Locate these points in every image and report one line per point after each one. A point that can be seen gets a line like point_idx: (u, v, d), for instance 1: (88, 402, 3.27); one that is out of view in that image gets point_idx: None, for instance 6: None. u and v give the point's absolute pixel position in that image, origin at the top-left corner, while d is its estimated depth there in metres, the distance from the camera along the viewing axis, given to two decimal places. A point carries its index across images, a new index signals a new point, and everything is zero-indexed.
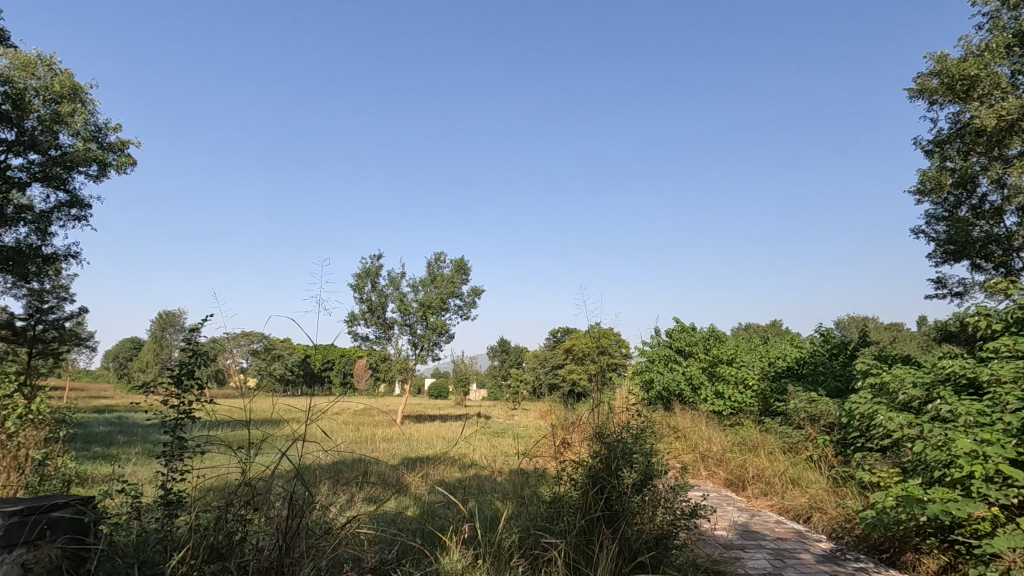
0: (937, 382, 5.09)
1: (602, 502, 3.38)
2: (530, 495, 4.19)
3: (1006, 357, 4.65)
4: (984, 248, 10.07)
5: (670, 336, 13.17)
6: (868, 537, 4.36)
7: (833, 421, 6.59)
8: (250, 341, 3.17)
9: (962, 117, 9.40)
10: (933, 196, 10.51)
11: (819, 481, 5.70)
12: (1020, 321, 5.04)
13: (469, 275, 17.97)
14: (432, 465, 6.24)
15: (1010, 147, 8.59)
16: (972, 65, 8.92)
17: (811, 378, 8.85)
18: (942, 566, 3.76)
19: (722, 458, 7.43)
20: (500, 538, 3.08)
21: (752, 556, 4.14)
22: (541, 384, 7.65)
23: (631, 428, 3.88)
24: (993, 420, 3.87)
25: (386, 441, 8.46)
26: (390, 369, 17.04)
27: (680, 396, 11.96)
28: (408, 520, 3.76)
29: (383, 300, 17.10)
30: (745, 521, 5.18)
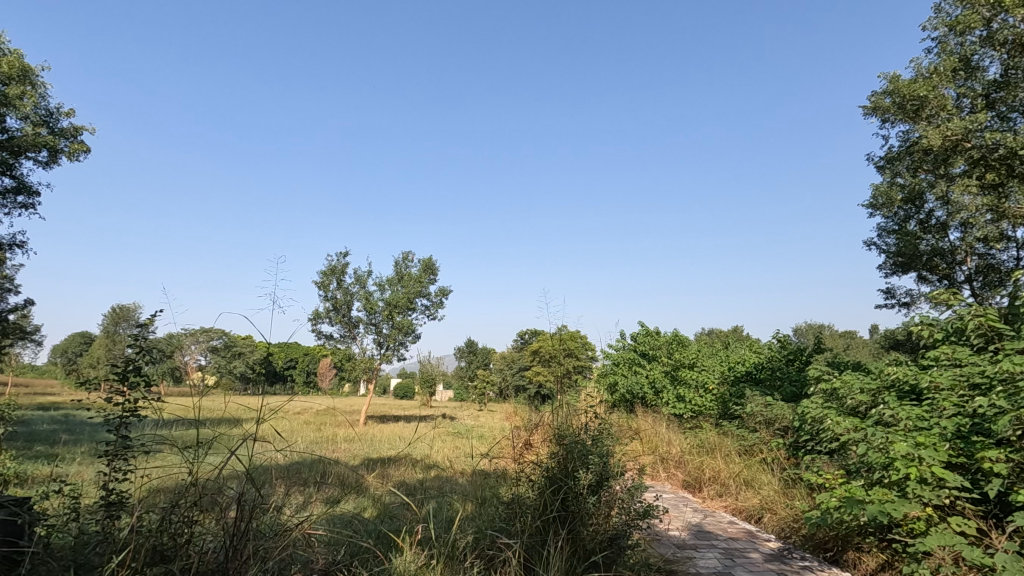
0: (883, 389, 5.33)
1: (559, 502, 3.42)
2: (490, 495, 4.19)
3: (945, 364, 4.90)
4: (930, 261, 10.58)
5: (635, 340, 13.40)
6: (814, 536, 4.54)
7: (787, 425, 6.82)
8: (210, 337, 3.09)
9: (911, 136, 9.86)
10: (884, 210, 10.97)
11: (771, 483, 5.87)
12: (958, 331, 5.32)
13: (436, 275, 17.88)
14: (392, 466, 6.18)
15: (954, 166, 9.02)
16: (921, 87, 9.36)
17: (769, 382, 9.11)
18: (880, 564, 3.92)
19: (681, 460, 7.59)
20: (456, 539, 3.07)
21: (704, 555, 4.25)
22: (506, 384, 7.67)
23: (590, 430, 3.95)
24: (930, 424, 4.08)
25: (347, 441, 8.34)
26: (355, 368, 16.79)
27: (643, 399, 12.16)
28: (364, 522, 3.71)
29: (348, 298, 16.85)
30: (700, 521, 5.30)
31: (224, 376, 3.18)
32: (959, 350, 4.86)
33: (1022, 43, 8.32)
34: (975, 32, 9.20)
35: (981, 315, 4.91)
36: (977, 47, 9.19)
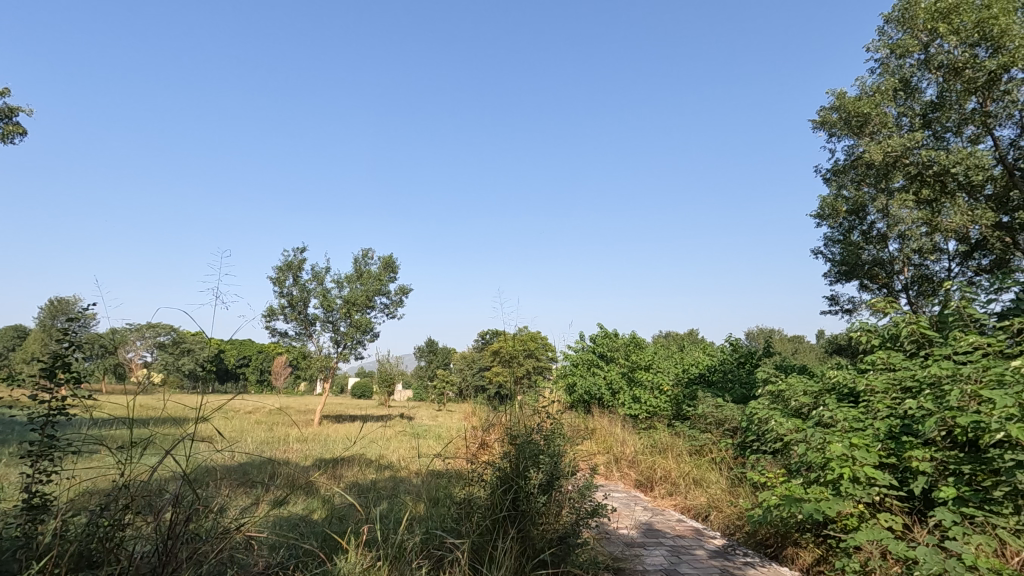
0: (824, 391, 5.58)
1: (509, 502, 3.44)
2: (443, 496, 4.18)
3: (881, 369, 5.17)
4: (871, 270, 11.05)
5: (594, 341, 13.57)
6: (756, 533, 4.70)
7: (735, 425, 7.07)
8: (156, 333, 3.00)
9: (855, 150, 10.37)
10: (830, 221, 11.43)
11: (719, 482, 6.03)
12: (893, 337, 5.63)
13: (397, 274, 17.67)
14: (345, 466, 6.07)
15: (894, 180, 9.59)
16: (865, 104, 9.82)
17: (720, 385, 9.40)
18: (816, 559, 4.08)
19: (634, 460, 7.74)
20: (403, 540, 3.04)
21: (651, 553, 4.35)
22: (465, 384, 7.65)
23: (544, 430, 4.00)
24: (865, 425, 4.30)
25: (300, 441, 8.14)
26: (310, 366, 16.42)
27: (600, 399, 12.33)
28: (311, 524, 3.62)
29: (305, 295, 16.46)
30: (649, 520, 5.41)
31: (172, 372, 3.08)
32: (892, 356, 5.14)
33: (954, 68, 8.99)
34: (914, 55, 9.72)
35: (914, 323, 5.22)
36: (914, 69, 9.75)
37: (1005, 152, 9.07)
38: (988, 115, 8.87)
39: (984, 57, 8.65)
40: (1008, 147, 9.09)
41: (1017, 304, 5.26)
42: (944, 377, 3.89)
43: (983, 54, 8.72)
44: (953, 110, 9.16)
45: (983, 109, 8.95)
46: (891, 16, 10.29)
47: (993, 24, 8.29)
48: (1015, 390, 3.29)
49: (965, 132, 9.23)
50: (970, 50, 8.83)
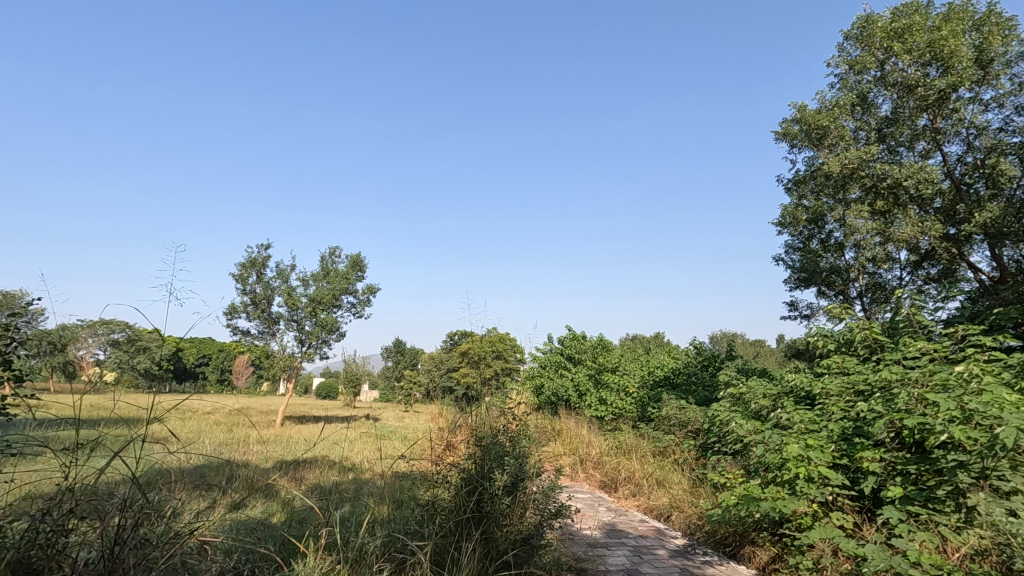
0: (782, 394, 5.75)
1: (472, 504, 3.42)
2: (407, 498, 4.13)
3: (836, 373, 5.35)
4: (828, 277, 11.45)
5: (562, 344, 13.66)
6: (716, 532, 4.80)
7: (698, 427, 7.23)
8: (109, 330, 2.94)
9: (815, 162, 10.73)
10: (791, 229, 11.76)
11: (681, 482, 6.14)
12: (847, 342, 5.84)
13: (365, 273, 17.43)
14: (307, 468, 5.95)
15: (851, 191, 9.93)
16: (824, 117, 10.16)
17: (684, 387, 9.57)
18: (771, 557, 4.19)
19: (599, 461, 7.82)
20: (364, 543, 2.99)
21: (614, 553, 4.40)
22: (432, 385, 7.59)
23: (510, 431, 4.01)
24: (820, 427, 4.45)
25: (260, 443, 7.93)
26: (273, 366, 16.05)
27: (567, 401, 12.41)
28: (269, 527, 3.53)
29: (269, 293, 16.07)
30: (612, 520, 5.48)
31: (126, 371, 2.98)
32: (847, 360, 5.33)
33: (907, 85, 9.45)
34: (870, 72, 10.08)
35: (867, 328, 5.43)
36: (871, 85, 10.10)
37: (953, 167, 9.54)
38: (937, 131, 9.37)
39: (935, 76, 9.11)
40: (955, 163, 9.56)
41: (962, 312, 5.53)
42: (894, 381, 4.06)
43: (934, 74, 9.19)
44: (906, 125, 9.59)
45: (933, 126, 9.44)
46: (850, 33, 10.67)
47: (944, 45, 8.73)
48: (959, 393, 3.45)
49: (917, 147, 9.67)
50: (923, 70, 9.27)
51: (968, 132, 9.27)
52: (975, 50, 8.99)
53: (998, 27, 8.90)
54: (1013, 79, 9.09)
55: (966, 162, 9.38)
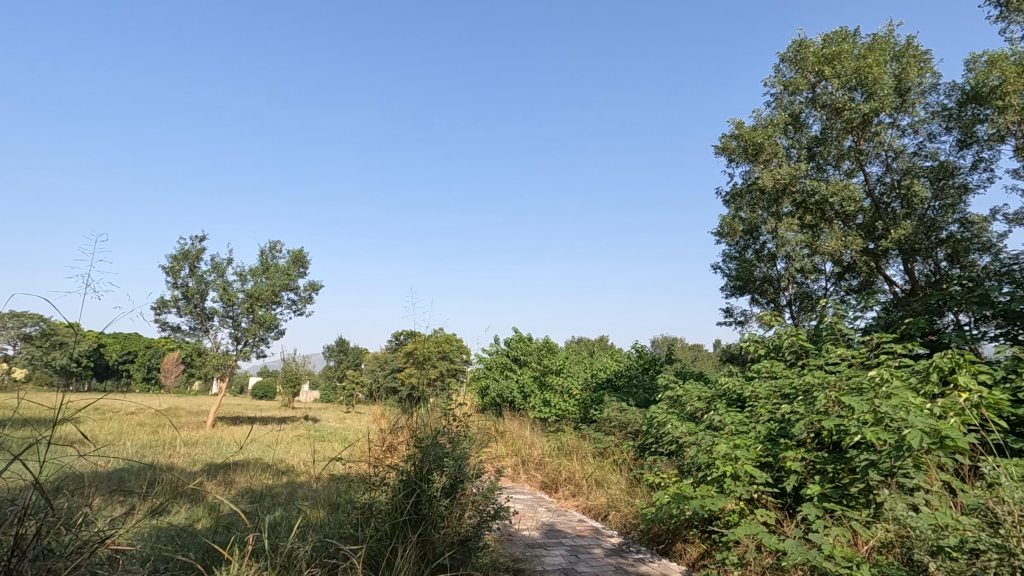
0: (715, 397, 6.00)
1: (410, 506, 3.40)
2: (343, 501, 4.03)
3: (765, 376, 5.66)
4: (761, 286, 12.04)
5: (509, 345, 13.71)
6: (650, 530, 4.95)
7: (637, 428, 7.47)
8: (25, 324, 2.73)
9: (750, 176, 11.26)
10: (728, 239, 12.28)
11: (619, 482, 6.29)
12: (776, 347, 6.19)
13: (307, 269, 16.88)
14: (238, 471, 5.69)
15: (782, 205, 10.53)
16: (759, 134, 10.69)
17: (626, 390, 9.82)
18: (700, 554, 4.35)
19: (541, 462, 7.91)
20: (294, 548, 2.89)
21: (551, 553, 4.45)
22: (374, 385, 7.44)
23: (450, 433, 3.98)
24: (748, 428, 4.68)
25: (187, 445, 7.52)
26: (206, 364, 15.31)
27: (511, 402, 12.45)
28: (192, 534, 3.35)
29: (202, 288, 15.29)
30: (551, 521, 5.55)
31: (39, 368, 2.73)
32: (775, 365, 5.64)
33: (835, 108, 10.09)
34: (803, 94, 10.65)
35: (794, 335, 5.76)
36: (803, 106, 10.66)
37: (873, 187, 10.26)
38: (860, 152, 10.11)
39: (860, 101, 9.78)
40: (876, 182, 10.28)
41: (877, 321, 5.97)
42: (815, 385, 4.33)
43: (859, 98, 9.87)
44: (833, 145, 10.25)
45: (857, 147, 10.17)
46: (785, 56, 11.25)
47: (869, 73, 9.45)
48: (871, 397, 3.71)
49: (842, 166, 10.35)
50: (849, 94, 9.92)
51: (886, 154, 10.03)
52: (895, 79, 9.74)
53: (915, 59, 9.65)
54: (926, 107, 9.90)
55: (884, 181, 10.12)
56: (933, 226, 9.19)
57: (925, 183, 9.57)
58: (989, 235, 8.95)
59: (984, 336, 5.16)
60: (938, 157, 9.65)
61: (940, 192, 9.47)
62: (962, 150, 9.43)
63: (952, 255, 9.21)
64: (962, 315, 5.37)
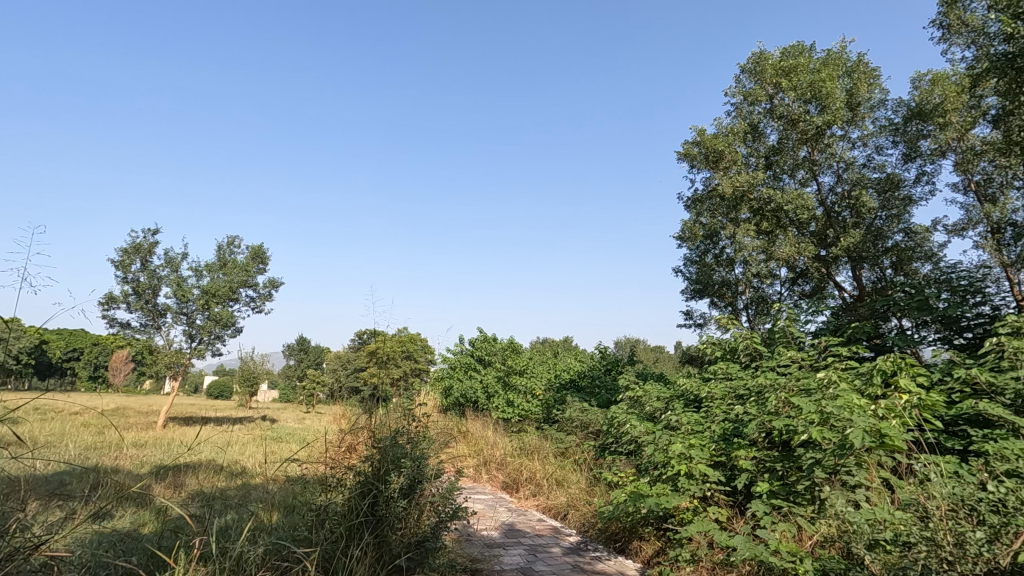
0: (674, 397, 6.14)
1: (366, 508, 3.36)
2: (299, 503, 3.95)
3: (721, 378, 5.84)
4: (720, 289, 12.36)
5: (473, 345, 13.64)
6: (607, 529, 5.02)
7: (598, 428, 7.60)
8: None
9: (711, 182, 11.56)
10: (689, 243, 12.55)
11: (578, 482, 6.36)
12: (732, 350, 6.38)
13: (266, 265, 16.44)
14: (189, 473, 5.49)
15: (741, 211, 10.85)
16: (720, 142, 10.98)
17: (589, 390, 9.93)
18: (655, 551, 4.44)
19: (502, 462, 7.92)
20: (245, 551, 2.82)
21: (510, 552, 4.47)
22: (335, 385, 7.31)
23: (410, 433, 3.95)
24: (704, 428, 4.81)
25: (135, 446, 7.22)
26: (157, 362, 14.70)
27: (475, 402, 12.40)
28: (137, 538, 3.21)
29: (154, 283, 14.69)
30: (511, 521, 5.57)
31: None
32: (730, 367, 5.82)
33: (791, 119, 10.48)
34: (761, 104, 10.97)
35: (749, 338, 5.95)
36: (762, 116, 10.98)
37: (825, 196, 10.63)
38: (814, 163, 10.54)
39: (814, 113, 10.19)
40: (828, 192, 10.67)
41: (827, 325, 6.23)
42: (767, 386, 4.49)
43: (813, 111, 10.28)
44: (789, 155, 10.64)
45: (811, 157, 10.59)
46: (745, 67, 11.58)
47: (823, 87, 9.84)
48: (818, 398, 3.85)
49: (797, 175, 10.75)
50: (805, 106, 10.31)
51: (838, 165, 10.44)
52: (847, 93, 10.16)
53: (865, 75, 10.11)
54: (875, 122, 10.37)
55: (836, 191, 10.48)
56: (880, 236, 9.66)
57: (873, 194, 10.04)
58: (930, 245, 9.47)
59: (923, 340, 5.44)
60: (886, 169, 10.12)
61: (886, 203, 9.97)
62: (907, 164, 9.90)
63: (896, 263, 9.70)
64: (904, 320, 5.66)
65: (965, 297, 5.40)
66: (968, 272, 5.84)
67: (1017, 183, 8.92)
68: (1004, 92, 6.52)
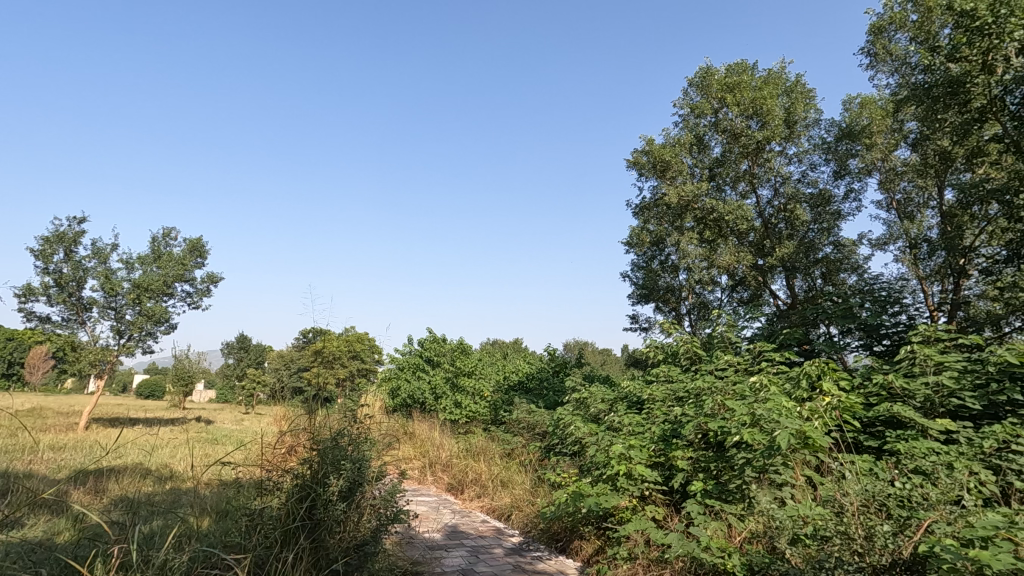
0: (618, 399, 6.30)
1: (303, 512, 3.27)
2: (232, 507, 3.80)
3: (662, 381, 6.04)
4: (664, 294, 12.75)
5: (422, 345, 13.48)
6: (550, 529, 5.09)
7: (544, 429, 7.69)
8: None
9: (658, 191, 11.92)
10: (636, 249, 12.88)
11: (523, 483, 6.41)
12: (673, 353, 6.60)
13: (205, 259, 15.73)
14: (112, 477, 5.18)
15: (686, 220, 11.25)
16: (667, 152, 11.34)
17: (537, 393, 10.02)
18: (595, 549, 4.52)
19: (448, 463, 7.87)
20: (171, 559, 2.70)
21: (451, 554, 4.46)
22: (276, 385, 7.08)
23: (351, 435, 3.86)
24: (644, 430, 4.96)
25: (51, 450, 6.75)
26: (80, 360, 13.75)
27: (422, 403, 12.27)
28: (49, 548, 3.01)
29: (80, 275, 13.75)
30: (455, 522, 5.55)
31: None
32: (671, 369, 6.02)
33: (734, 133, 10.98)
34: (707, 118, 11.38)
35: (690, 343, 6.17)
36: (707, 129, 11.39)
37: (763, 208, 11.14)
38: (753, 176, 11.05)
39: (755, 128, 10.70)
40: (766, 205, 11.19)
41: (761, 331, 6.54)
42: (705, 389, 4.67)
43: (754, 126, 10.79)
44: (731, 167, 11.11)
45: (751, 171, 11.10)
46: (692, 81, 11.97)
47: (763, 104, 10.34)
48: (750, 401, 4.05)
49: (738, 187, 11.24)
50: (747, 121, 10.80)
51: (775, 179, 10.98)
52: (785, 111, 10.71)
53: (802, 95, 10.69)
54: (810, 140, 10.98)
55: (773, 204, 11.00)
56: (811, 247, 10.25)
57: (806, 209, 10.63)
58: (856, 257, 10.14)
59: (847, 346, 5.80)
60: (818, 185, 10.73)
61: (818, 217, 10.58)
62: (838, 180, 10.51)
63: (825, 274, 10.31)
64: (831, 327, 6.00)
65: (886, 306, 5.78)
66: (889, 283, 6.27)
67: (932, 204, 9.71)
68: (923, 117, 7.04)
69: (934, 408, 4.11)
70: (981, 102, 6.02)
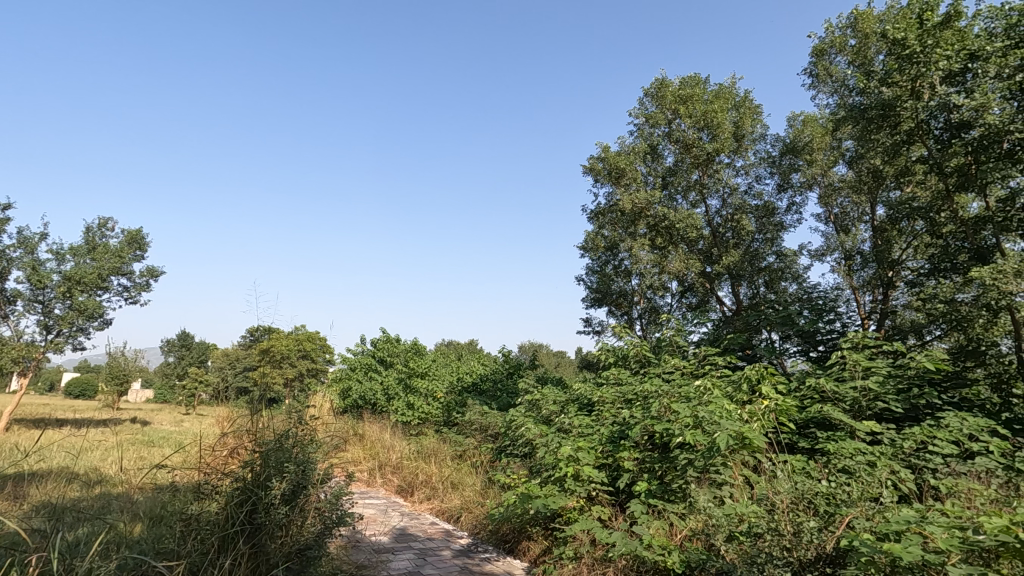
0: (569, 402, 6.38)
1: (243, 516, 3.18)
2: (166, 513, 3.64)
3: (612, 383, 6.17)
4: (617, 299, 13.02)
5: (375, 345, 13.24)
6: (498, 530, 5.11)
7: (496, 431, 7.71)
8: None
9: (612, 197, 12.17)
10: (591, 254, 13.10)
11: (473, 485, 6.41)
12: (624, 357, 6.75)
13: (145, 253, 14.97)
14: (34, 482, 4.86)
15: (639, 226, 11.52)
16: (622, 160, 11.61)
17: (490, 394, 10.07)
18: (542, 549, 4.57)
19: (398, 466, 7.77)
20: (95, 567, 2.57)
21: (398, 558, 4.41)
22: (218, 386, 6.82)
23: (295, 436, 3.76)
24: (593, 431, 5.05)
25: None
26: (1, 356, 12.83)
27: (374, 404, 12.07)
28: None
29: (3, 266, 12.82)
30: (403, 525, 5.50)
31: None
32: (621, 372, 6.16)
33: (686, 144, 11.33)
34: (660, 128, 11.70)
35: (640, 347, 6.32)
36: (660, 139, 11.71)
37: (713, 217, 11.53)
38: (703, 185, 11.43)
39: (706, 140, 11.07)
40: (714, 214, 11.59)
41: (708, 335, 6.78)
42: (652, 392, 4.79)
43: (705, 138, 11.17)
44: (683, 177, 11.45)
45: (701, 180, 11.47)
46: (648, 91, 12.28)
47: (714, 118, 10.73)
48: (694, 404, 4.20)
49: (689, 197, 11.60)
50: (698, 133, 11.16)
51: (724, 190, 11.38)
52: (734, 125, 11.15)
53: (750, 110, 11.15)
54: (756, 154, 11.46)
55: (721, 214, 11.42)
56: (755, 257, 10.72)
57: (751, 219, 11.09)
58: (796, 267, 10.65)
59: (786, 351, 6.10)
60: (763, 197, 11.21)
61: (762, 227, 11.06)
62: (781, 194, 10.98)
63: (768, 282, 10.77)
64: (772, 333, 6.29)
65: (822, 314, 6.11)
66: (825, 292, 6.63)
67: (865, 218, 10.31)
68: (858, 137, 7.48)
69: (861, 411, 4.37)
70: (909, 125, 6.39)
